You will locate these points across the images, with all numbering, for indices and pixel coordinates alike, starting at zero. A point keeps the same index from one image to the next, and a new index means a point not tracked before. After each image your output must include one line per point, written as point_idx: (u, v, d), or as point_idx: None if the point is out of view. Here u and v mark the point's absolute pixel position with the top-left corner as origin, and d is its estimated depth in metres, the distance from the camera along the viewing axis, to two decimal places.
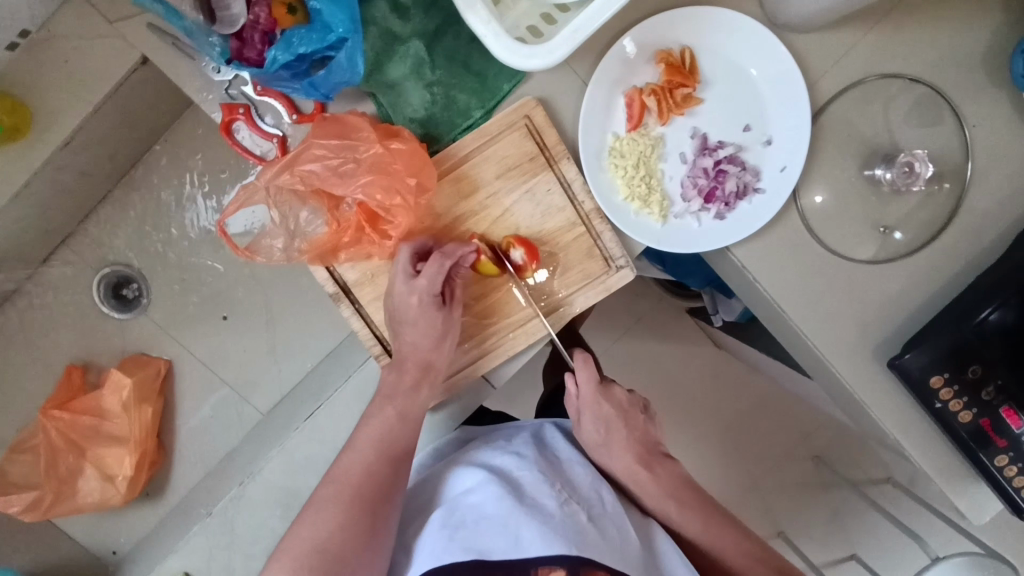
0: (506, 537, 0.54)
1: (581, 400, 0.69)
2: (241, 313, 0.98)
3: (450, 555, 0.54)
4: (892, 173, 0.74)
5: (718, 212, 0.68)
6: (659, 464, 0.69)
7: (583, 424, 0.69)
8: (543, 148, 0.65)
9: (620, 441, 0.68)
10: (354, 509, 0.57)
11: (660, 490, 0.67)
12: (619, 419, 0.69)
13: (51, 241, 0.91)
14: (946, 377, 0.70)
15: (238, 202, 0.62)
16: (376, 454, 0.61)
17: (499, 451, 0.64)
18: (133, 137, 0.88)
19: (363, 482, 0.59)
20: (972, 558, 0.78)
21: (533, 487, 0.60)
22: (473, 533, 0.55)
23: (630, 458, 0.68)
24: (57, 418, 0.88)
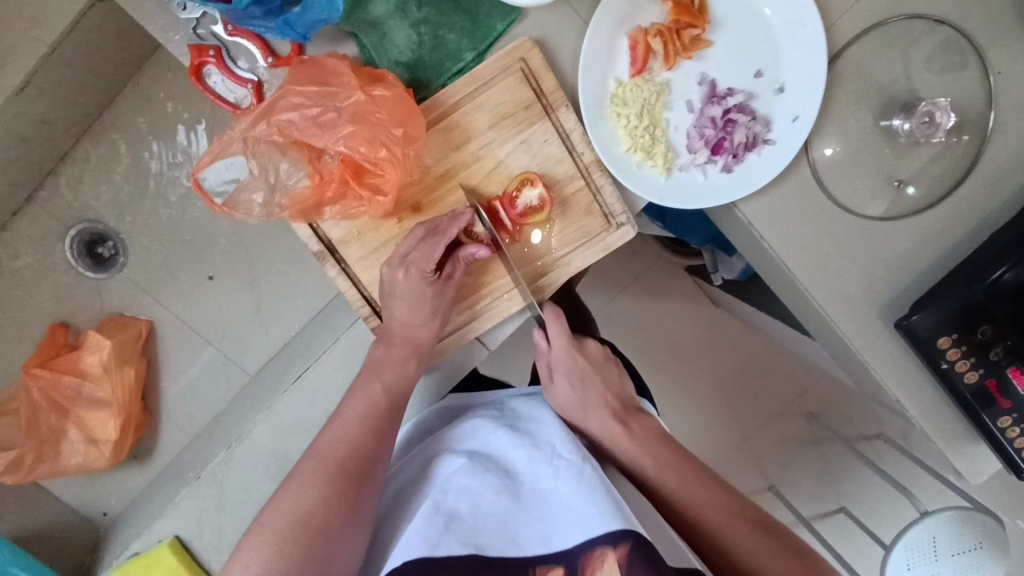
0: (504, 535, 0.54)
1: (554, 354, 0.66)
2: (227, 271, 0.94)
3: (448, 547, 0.52)
4: (911, 123, 0.70)
5: (725, 164, 0.64)
6: (634, 421, 0.65)
7: (555, 384, 0.66)
8: (540, 94, 0.60)
9: (595, 395, 0.66)
10: (338, 482, 0.55)
11: (633, 447, 0.63)
12: (594, 373, 0.67)
13: (16, 195, 0.86)
14: (953, 338, 0.68)
15: (212, 153, 0.57)
16: (359, 434, 0.58)
17: (489, 433, 0.62)
18: (101, 83, 0.82)
19: (347, 456, 0.56)
20: (960, 512, 0.87)
21: (527, 473, 0.58)
22: (469, 526, 0.54)
23: (607, 415, 0.65)
24: (38, 377, 0.85)
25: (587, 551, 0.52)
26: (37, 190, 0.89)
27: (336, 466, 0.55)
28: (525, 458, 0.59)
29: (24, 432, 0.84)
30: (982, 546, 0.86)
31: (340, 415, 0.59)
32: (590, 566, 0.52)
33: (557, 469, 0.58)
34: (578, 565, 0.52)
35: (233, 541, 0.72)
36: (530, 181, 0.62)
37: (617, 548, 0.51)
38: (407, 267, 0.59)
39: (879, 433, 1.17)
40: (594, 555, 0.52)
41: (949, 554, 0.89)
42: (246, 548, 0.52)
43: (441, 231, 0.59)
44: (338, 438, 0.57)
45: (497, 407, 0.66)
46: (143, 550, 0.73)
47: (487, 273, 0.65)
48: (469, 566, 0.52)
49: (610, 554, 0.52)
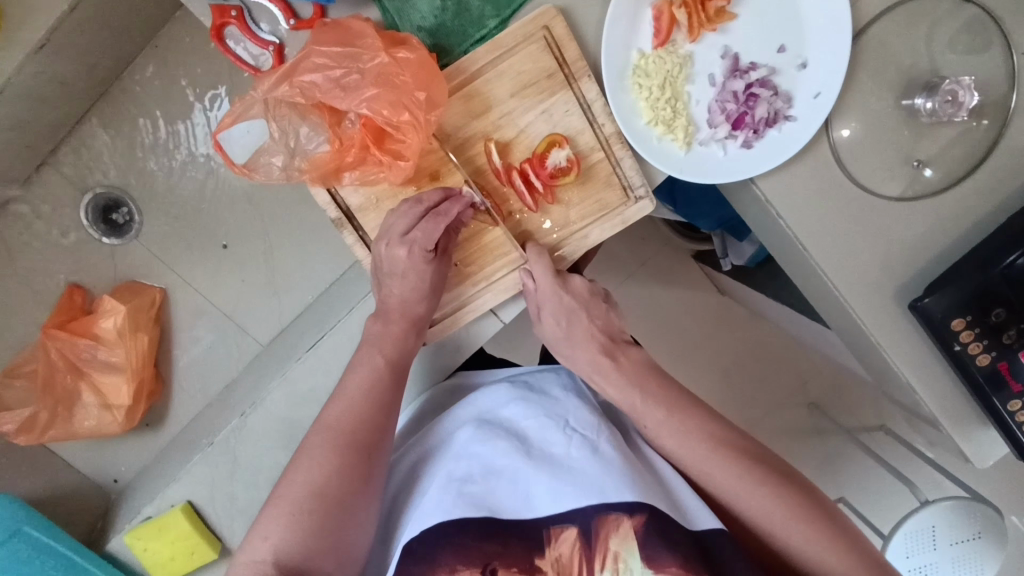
0: (518, 496, 0.55)
1: (540, 292, 0.63)
2: (240, 241, 0.94)
3: (462, 509, 0.54)
4: (933, 103, 0.69)
5: (745, 139, 0.64)
6: (622, 354, 0.64)
7: (543, 322, 0.64)
8: (563, 64, 0.60)
9: (581, 332, 0.64)
10: (351, 453, 0.55)
11: (620, 381, 0.62)
12: (581, 309, 0.64)
13: (32, 158, 0.86)
14: (968, 320, 0.68)
15: (233, 115, 0.57)
16: (370, 393, 0.58)
17: (501, 403, 0.64)
18: (118, 46, 0.82)
19: (356, 429, 0.57)
20: (959, 502, 0.87)
21: (540, 442, 0.60)
22: (483, 492, 0.56)
23: (595, 349, 0.63)
24: (57, 338, 0.85)
25: (601, 515, 0.53)
26: (52, 154, 0.89)
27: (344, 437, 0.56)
28: (537, 428, 0.61)
29: (39, 392, 0.84)
30: (980, 535, 0.87)
31: (344, 384, 0.59)
32: (603, 530, 0.53)
33: (570, 439, 0.60)
34: (591, 530, 0.53)
35: (244, 508, 0.72)
36: (558, 143, 0.62)
37: (632, 517, 0.53)
38: (390, 238, 0.59)
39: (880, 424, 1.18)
40: (607, 519, 0.53)
41: (947, 543, 0.89)
42: (264, 521, 0.53)
43: (442, 211, 0.59)
44: (345, 412, 0.57)
45: (508, 378, 0.67)
46: (155, 514, 0.72)
47: (494, 245, 0.64)
48: (482, 528, 0.53)
49: (625, 521, 0.53)
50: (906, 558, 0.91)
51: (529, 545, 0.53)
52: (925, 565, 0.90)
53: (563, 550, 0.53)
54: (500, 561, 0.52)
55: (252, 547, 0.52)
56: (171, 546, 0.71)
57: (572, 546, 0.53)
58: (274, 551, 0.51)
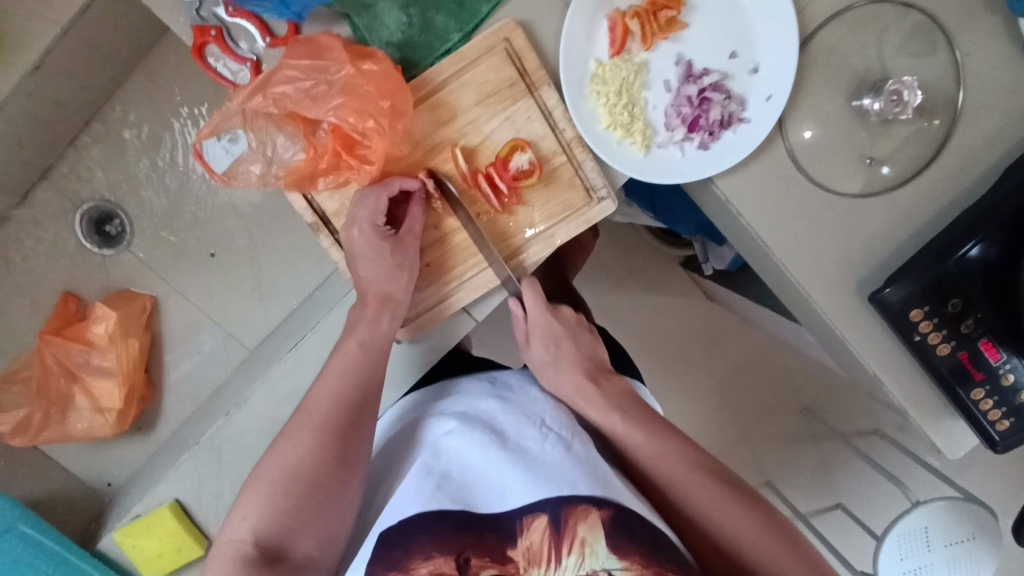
0: (494, 491, 0.58)
1: (531, 322, 0.69)
2: (229, 251, 0.98)
3: (439, 502, 0.57)
4: (880, 103, 0.72)
5: (701, 141, 0.67)
6: (606, 380, 0.68)
7: (532, 347, 0.70)
8: (524, 73, 0.64)
9: (570, 356, 0.69)
10: (327, 436, 0.58)
11: (603, 402, 0.66)
12: (567, 336, 0.70)
13: (31, 174, 0.90)
14: (926, 310, 0.71)
15: (213, 125, 0.60)
16: (349, 375, 0.61)
17: (480, 399, 0.66)
18: (111, 67, 0.86)
19: (331, 411, 0.59)
20: (954, 502, 0.90)
21: (517, 436, 0.62)
22: (461, 487, 0.58)
23: (580, 376, 0.67)
24: (52, 344, 0.89)
25: (571, 504, 0.55)
26: (50, 170, 0.93)
27: (324, 422, 0.59)
28: (514, 423, 0.63)
29: (34, 394, 0.87)
30: (976, 536, 0.90)
31: (325, 371, 0.62)
32: (571, 519, 0.55)
33: (545, 435, 0.62)
34: (561, 519, 0.55)
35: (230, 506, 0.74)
36: (520, 147, 0.65)
37: (600, 509, 0.55)
38: (360, 224, 0.63)
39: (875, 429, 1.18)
40: (576, 509, 0.55)
41: (944, 543, 0.91)
42: (244, 502, 0.57)
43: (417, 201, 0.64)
44: (323, 396, 0.60)
45: (488, 379, 0.70)
46: (143, 512, 0.75)
47: (464, 245, 0.67)
48: (459, 520, 0.56)
49: (593, 511, 0.55)
50: (901, 561, 0.92)
51: (502, 537, 0.56)
52: (924, 566, 0.91)
53: (534, 538, 0.55)
54: (474, 550, 0.55)
55: (232, 526, 0.56)
56: (159, 542, 0.73)
57: (542, 534, 0.55)
58: (254, 532, 0.55)
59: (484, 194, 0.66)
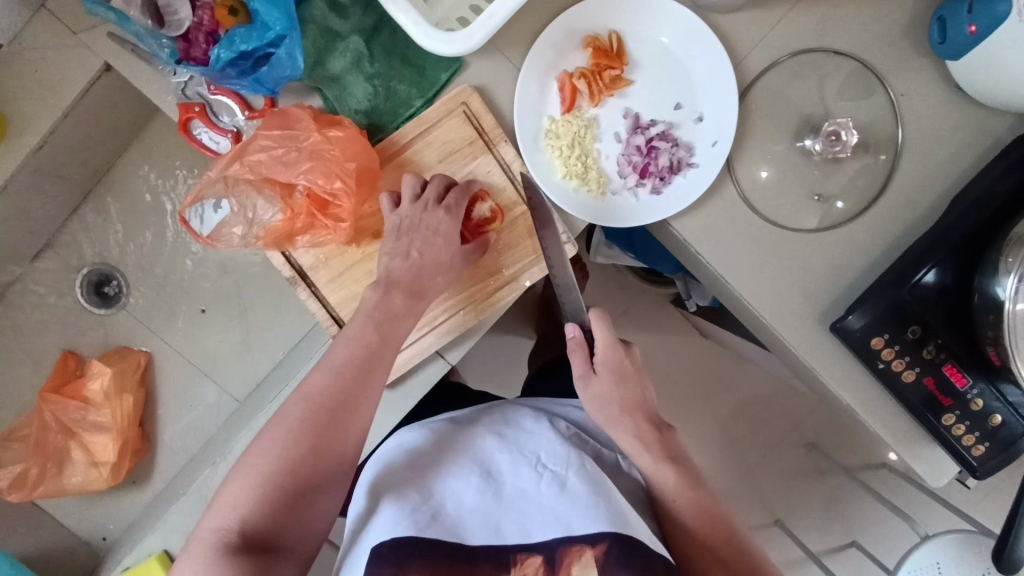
0: (486, 528, 0.60)
1: (605, 353, 0.69)
2: (219, 306, 1.02)
3: (429, 534, 0.59)
4: (820, 143, 0.78)
5: (653, 186, 0.72)
6: (669, 433, 0.69)
7: (600, 381, 0.69)
8: (481, 132, 0.69)
9: (637, 399, 0.69)
10: (321, 428, 0.56)
11: (660, 450, 0.67)
12: (636, 376, 0.70)
13: (35, 242, 0.96)
14: (886, 338, 0.73)
15: (196, 193, 0.67)
16: (350, 365, 0.59)
17: (478, 439, 0.68)
18: (112, 140, 0.93)
19: (329, 402, 0.57)
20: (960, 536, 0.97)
21: (515, 474, 0.64)
22: (453, 522, 0.61)
23: (644, 421, 0.68)
24: (51, 401, 0.93)
25: (566, 545, 0.58)
26: (54, 239, 0.98)
27: (308, 417, 0.56)
28: (510, 461, 0.65)
29: (31, 450, 0.91)
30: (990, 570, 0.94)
31: (323, 361, 0.60)
32: (567, 558, 0.58)
33: (541, 475, 0.64)
34: (556, 559, 0.59)
35: None
36: (480, 198, 0.70)
37: (595, 547, 0.57)
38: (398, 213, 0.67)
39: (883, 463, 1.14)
40: (571, 550, 0.58)
41: None
42: (226, 492, 0.54)
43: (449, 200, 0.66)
44: (323, 384, 0.58)
45: (489, 418, 0.72)
46: (134, 564, 0.78)
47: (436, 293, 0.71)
48: (450, 551, 0.59)
49: (587, 551, 0.58)
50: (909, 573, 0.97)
51: (496, 564, 0.59)
52: None
53: (528, 572, 0.59)
54: None
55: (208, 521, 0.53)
56: None
57: (536, 570, 0.59)
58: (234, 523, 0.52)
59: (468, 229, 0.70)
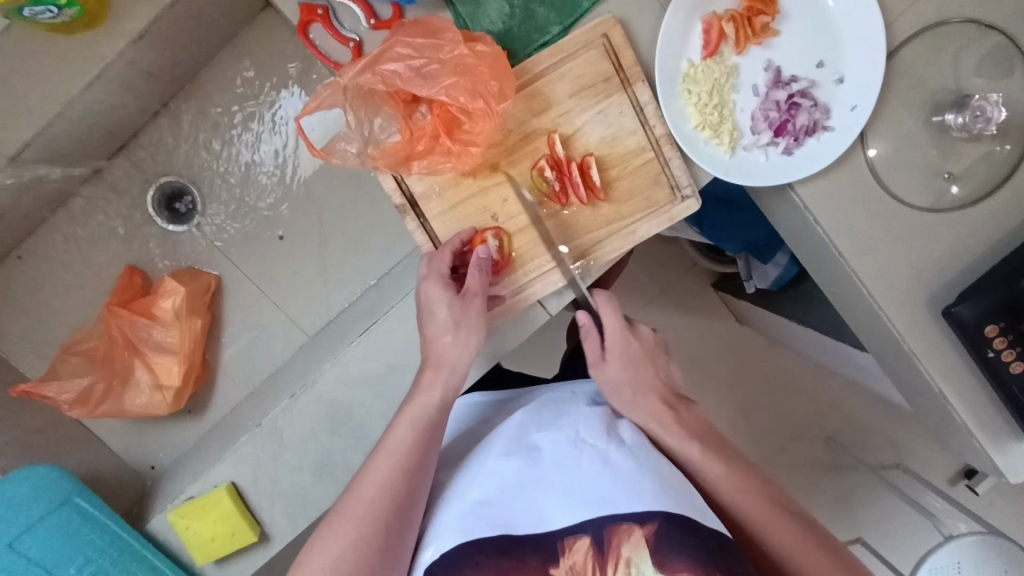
0: (531, 513, 0.54)
1: (613, 335, 0.67)
2: (296, 232, 0.98)
3: (479, 530, 0.53)
4: (963, 118, 0.71)
5: (786, 146, 0.68)
6: (682, 408, 0.67)
7: (608, 365, 0.67)
8: (619, 69, 0.65)
9: (649, 379, 0.67)
10: (386, 513, 0.56)
11: (681, 429, 0.64)
12: (645, 358, 0.68)
13: (112, 145, 0.91)
14: (1001, 326, 0.67)
15: (317, 101, 0.63)
16: (419, 436, 0.60)
17: (517, 420, 0.64)
18: (200, 48, 0.87)
19: (387, 485, 0.58)
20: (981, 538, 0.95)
21: (550, 451, 0.58)
22: (498, 509, 0.55)
23: (656, 400, 0.66)
24: (118, 316, 0.87)
25: (612, 524, 0.52)
26: (127, 144, 0.94)
27: (380, 499, 0.57)
28: (549, 438, 0.60)
29: (99, 363, 0.87)
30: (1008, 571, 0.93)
31: (385, 440, 0.60)
32: (615, 538, 0.52)
33: (582, 451, 0.58)
34: (604, 538, 0.52)
35: (286, 492, 0.74)
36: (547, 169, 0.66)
37: (642, 527, 0.52)
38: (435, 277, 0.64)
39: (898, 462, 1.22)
40: (619, 529, 0.52)
41: None
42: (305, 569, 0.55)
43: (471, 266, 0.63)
44: (388, 461, 0.59)
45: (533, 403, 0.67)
46: (198, 494, 0.74)
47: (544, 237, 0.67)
48: (500, 545, 0.52)
49: (636, 530, 0.52)
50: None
51: (543, 557, 0.52)
52: None
53: (577, 558, 0.52)
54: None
55: None
56: (212, 526, 0.72)
57: (585, 555, 0.52)
58: None
59: (551, 190, 0.66)
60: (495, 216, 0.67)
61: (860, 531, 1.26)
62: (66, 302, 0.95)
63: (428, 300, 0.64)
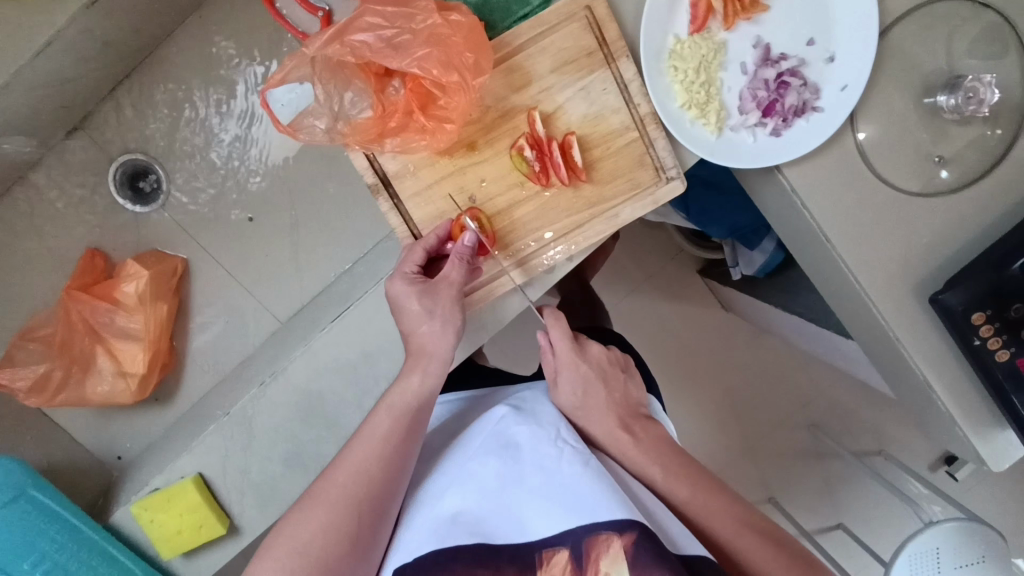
0: (510, 522, 0.53)
1: (558, 358, 0.66)
2: (268, 214, 0.95)
3: (454, 538, 0.52)
4: (956, 98, 0.69)
5: (774, 127, 0.66)
6: (641, 428, 0.65)
7: (560, 387, 0.66)
8: (602, 43, 0.62)
9: (598, 403, 0.65)
10: (357, 515, 0.54)
11: (638, 456, 0.62)
12: (598, 378, 0.66)
13: (70, 119, 0.87)
14: (987, 314, 0.66)
15: (282, 74, 0.59)
16: (392, 435, 0.57)
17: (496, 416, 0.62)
18: (163, 18, 0.82)
19: (358, 487, 0.55)
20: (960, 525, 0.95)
21: (532, 454, 0.57)
22: (475, 518, 0.53)
23: (613, 422, 0.64)
24: (79, 300, 0.84)
25: (592, 534, 0.50)
26: (88, 118, 0.90)
27: (349, 498, 0.55)
28: (530, 437, 0.58)
29: (56, 350, 0.82)
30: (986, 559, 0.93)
31: (361, 433, 0.58)
32: (594, 550, 0.50)
33: (563, 451, 0.57)
34: (582, 550, 0.50)
35: (256, 482, 0.71)
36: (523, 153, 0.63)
37: (622, 536, 0.49)
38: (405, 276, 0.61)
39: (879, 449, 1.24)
40: (598, 539, 0.50)
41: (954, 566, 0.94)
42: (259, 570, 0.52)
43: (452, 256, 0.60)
44: (360, 460, 0.56)
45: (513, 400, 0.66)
46: (163, 486, 0.71)
47: (523, 219, 0.65)
48: (476, 555, 0.51)
49: (614, 540, 0.49)
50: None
51: (520, 569, 0.51)
52: None
53: (555, 573, 0.50)
54: None
55: None
56: (179, 518, 0.70)
57: (563, 569, 0.50)
58: None
59: (531, 169, 0.63)
60: (472, 197, 0.64)
61: (840, 518, 1.26)
62: (24, 286, 0.90)
63: (398, 292, 0.61)
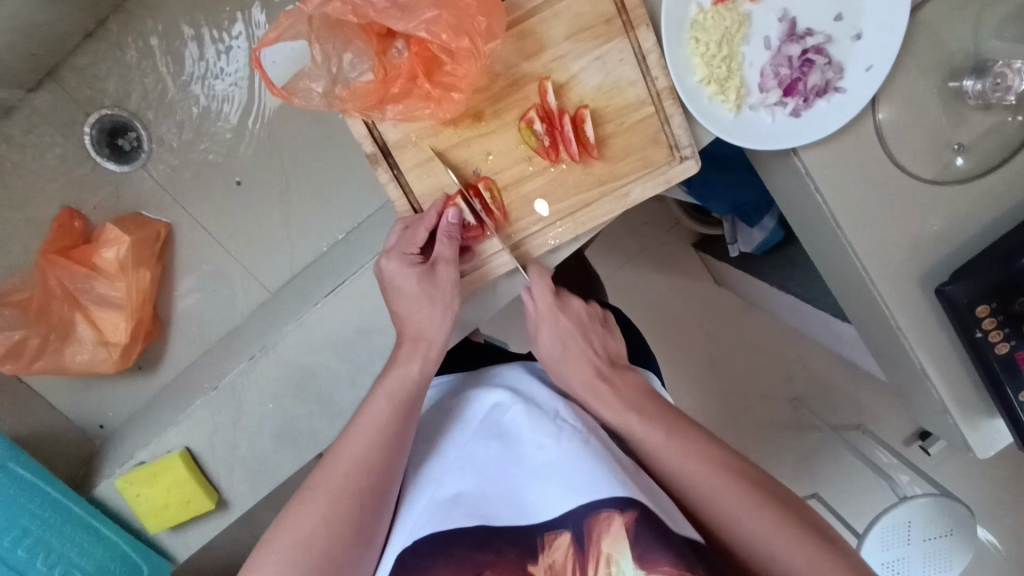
0: (512, 504, 0.51)
1: (538, 311, 0.63)
2: (255, 176, 0.91)
3: (455, 520, 0.50)
4: (982, 84, 0.66)
5: (795, 107, 0.63)
6: (619, 377, 0.63)
7: (541, 340, 0.63)
8: (622, 9, 0.58)
9: (578, 355, 0.63)
10: (358, 502, 0.52)
11: (616, 404, 0.60)
12: (579, 333, 0.64)
13: (38, 69, 0.80)
14: (992, 307, 0.65)
15: (278, 31, 0.56)
16: (392, 419, 0.56)
17: (494, 395, 0.60)
18: None
19: (357, 472, 0.53)
20: (933, 499, 0.96)
21: (529, 431, 0.56)
22: (476, 499, 0.52)
23: (589, 372, 0.62)
24: (56, 265, 0.80)
25: (593, 513, 0.48)
26: (59, 66, 0.83)
27: (352, 486, 0.53)
28: (526, 416, 0.57)
29: (33, 317, 0.78)
30: (952, 532, 0.98)
31: (361, 413, 0.56)
32: (596, 531, 0.48)
33: (562, 429, 0.56)
34: (584, 533, 0.48)
35: (245, 457, 0.70)
36: (532, 124, 0.60)
37: (624, 514, 0.48)
38: (397, 253, 0.59)
39: (858, 424, 1.25)
40: (599, 517, 0.48)
41: (921, 537, 0.98)
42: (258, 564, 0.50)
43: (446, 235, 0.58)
44: (359, 444, 0.55)
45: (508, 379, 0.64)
46: (148, 460, 0.70)
47: (529, 196, 0.62)
48: (475, 538, 0.49)
49: (616, 518, 0.48)
50: (883, 552, 0.99)
51: (522, 551, 0.49)
52: (904, 556, 0.99)
53: (556, 557, 0.48)
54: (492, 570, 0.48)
55: None
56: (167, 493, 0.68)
57: (566, 553, 0.48)
58: None
59: (540, 143, 0.60)
60: (478, 170, 0.61)
61: (816, 488, 1.29)
62: None
63: (392, 270, 0.59)
